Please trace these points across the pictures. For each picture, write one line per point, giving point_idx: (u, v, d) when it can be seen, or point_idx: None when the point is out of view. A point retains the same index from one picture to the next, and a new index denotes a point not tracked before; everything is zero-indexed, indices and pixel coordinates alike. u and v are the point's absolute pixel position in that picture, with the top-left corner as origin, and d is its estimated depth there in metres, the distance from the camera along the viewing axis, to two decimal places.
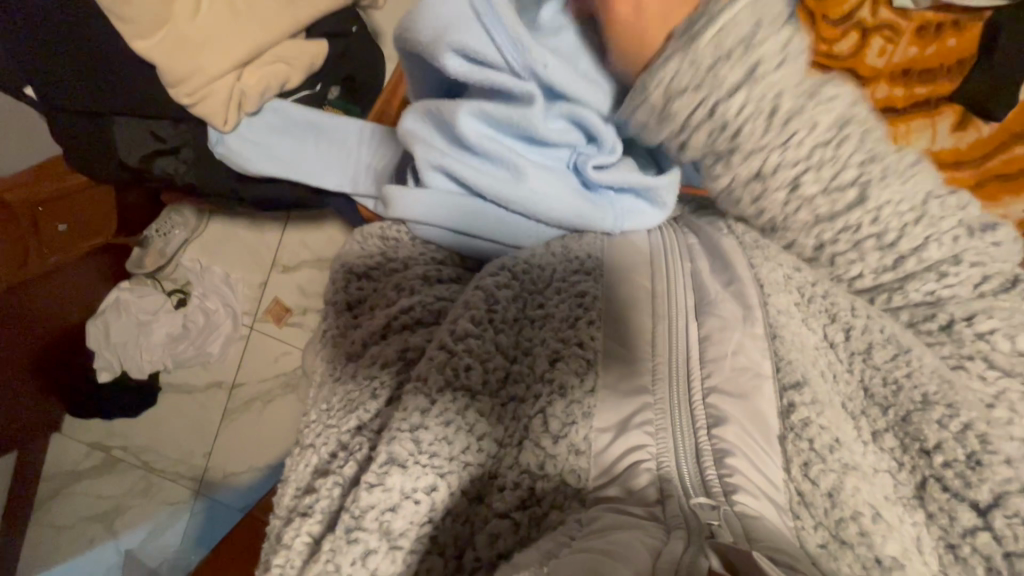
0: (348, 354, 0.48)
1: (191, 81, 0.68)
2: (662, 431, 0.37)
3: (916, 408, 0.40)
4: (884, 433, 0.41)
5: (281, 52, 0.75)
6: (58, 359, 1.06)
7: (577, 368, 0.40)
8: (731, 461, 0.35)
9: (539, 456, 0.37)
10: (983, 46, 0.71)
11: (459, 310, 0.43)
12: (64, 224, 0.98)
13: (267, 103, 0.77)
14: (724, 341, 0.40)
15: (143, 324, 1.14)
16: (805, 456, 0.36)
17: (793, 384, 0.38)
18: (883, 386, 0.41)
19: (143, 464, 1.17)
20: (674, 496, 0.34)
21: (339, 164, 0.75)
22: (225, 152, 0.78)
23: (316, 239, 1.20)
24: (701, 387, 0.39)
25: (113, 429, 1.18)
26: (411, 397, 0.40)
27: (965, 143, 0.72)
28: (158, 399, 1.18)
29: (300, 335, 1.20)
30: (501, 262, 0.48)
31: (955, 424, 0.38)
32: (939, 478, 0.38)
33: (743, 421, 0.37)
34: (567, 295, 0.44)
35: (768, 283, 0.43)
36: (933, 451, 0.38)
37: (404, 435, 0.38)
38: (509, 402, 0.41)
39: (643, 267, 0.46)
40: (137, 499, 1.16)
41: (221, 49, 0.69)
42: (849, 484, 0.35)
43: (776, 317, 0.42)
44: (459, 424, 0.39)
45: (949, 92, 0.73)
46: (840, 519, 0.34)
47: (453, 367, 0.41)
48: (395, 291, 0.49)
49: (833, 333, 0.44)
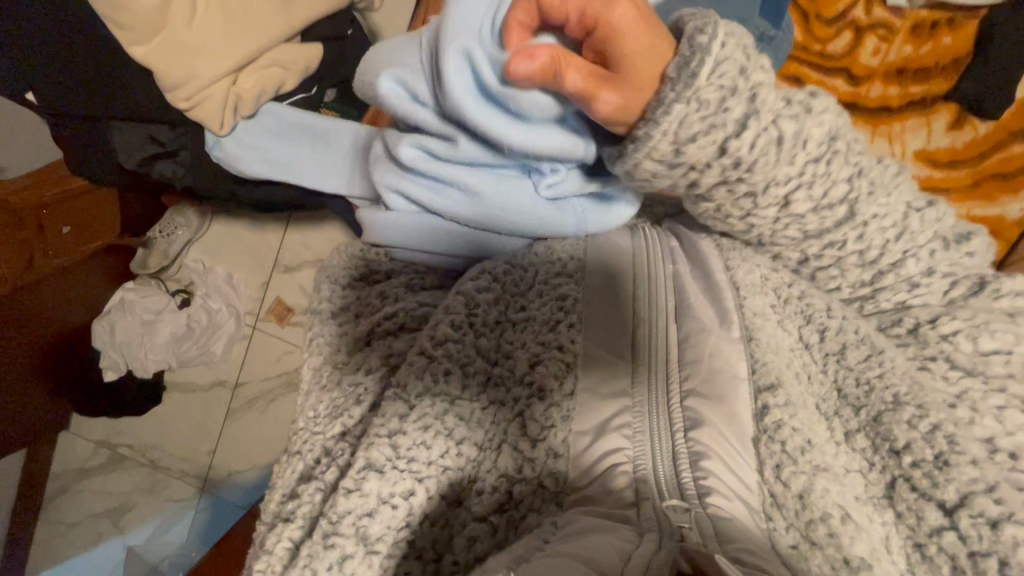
0: (341, 356, 0.49)
1: (186, 86, 0.69)
2: (639, 435, 0.37)
3: (887, 408, 0.40)
4: (857, 433, 0.41)
5: (275, 55, 0.76)
6: (64, 360, 1.08)
7: (556, 372, 0.40)
8: (706, 463, 0.35)
9: (517, 460, 0.38)
10: (978, 46, 0.70)
11: (440, 315, 0.44)
12: (68, 227, 1.03)
13: (263, 107, 0.78)
14: (701, 344, 0.40)
15: (147, 323, 1.15)
16: (778, 458, 0.37)
17: (767, 387, 0.39)
18: (856, 386, 0.42)
19: (148, 462, 1.19)
20: (648, 500, 0.34)
21: (332, 168, 0.75)
22: (222, 156, 0.79)
23: (317, 240, 1.21)
24: (679, 390, 0.39)
25: (120, 427, 1.19)
26: (391, 403, 0.40)
27: (961, 142, 0.72)
28: (164, 396, 1.20)
29: (301, 335, 1.21)
30: (483, 265, 0.47)
31: (924, 424, 0.39)
32: (907, 477, 0.38)
33: (718, 423, 0.37)
34: (549, 298, 0.45)
35: (744, 284, 0.44)
36: (903, 452, 0.39)
37: (382, 440, 0.38)
38: (489, 404, 0.41)
39: (625, 270, 0.46)
40: (143, 496, 1.18)
41: (216, 57, 0.70)
42: (819, 484, 0.36)
43: (752, 320, 0.42)
44: (437, 429, 0.39)
45: (944, 91, 0.72)
46: (810, 521, 0.35)
47: (434, 372, 0.41)
48: (381, 296, 0.50)
49: (807, 334, 0.45)
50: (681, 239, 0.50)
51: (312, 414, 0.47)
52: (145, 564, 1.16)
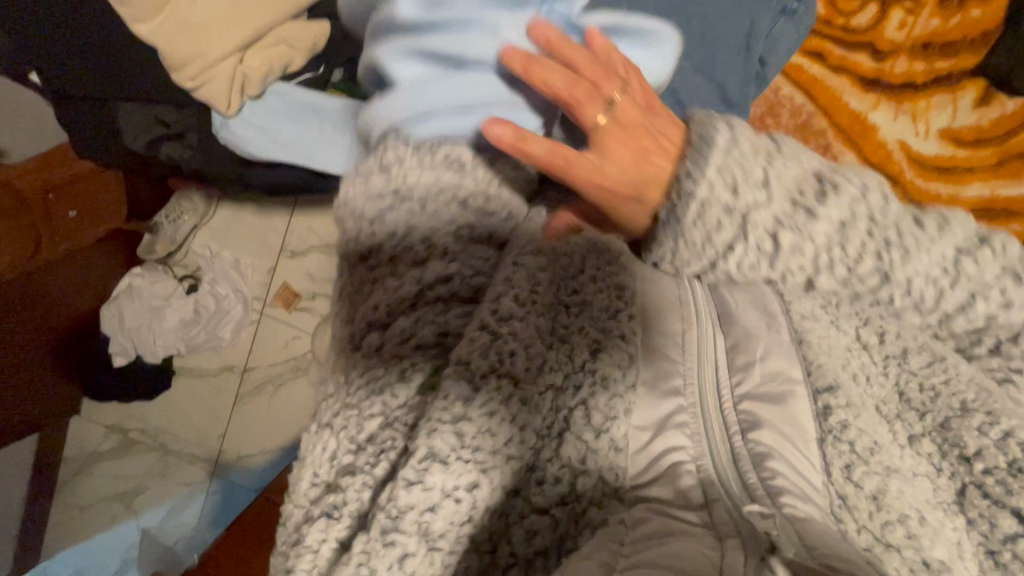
0: (374, 315, 0.36)
1: (192, 64, 0.67)
2: (697, 436, 0.35)
3: (955, 415, 0.40)
4: (922, 437, 0.41)
5: (284, 32, 0.74)
6: (75, 343, 1.09)
7: (620, 362, 0.36)
8: (773, 464, 0.33)
9: (581, 449, 0.34)
10: (1009, 17, 0.68)
11: (502, 286, 0.35)
12: (73, 211, 0.99)
13: (268, 87, 0.76)
14: (751, 349, 0.39)
15: (156, 309, 1.15)
16: (847, 458, 0.36)
17: (826, 387, 0.38)
18: (920, 392, 0.42)
19: (160, 446, 1.19)
20: (720, 500, 0.31)
21: (338, 146, 0.74)
22: (230, 138, 0.77)
23: (323, 224, 1.20)
24: (732, 394, 0.37)
25: (131, 412, 1.20)
26: (452, 384, 0.32)
27: (988, 119, 0.70)
28: (173, 382, 1.20)
29: (309, 320, 1.20)
30: (535, 232, 0.40)
31: (995, 431, 0.38)
32: (979, 484, 0.38)
33: (778, 424, 0.35)
34: (606, 285, 0.39)
35: (792, 288, 0.42)
36: (973, 459, 0.39)
37: (445, 428, 0.31)
38: (546, 390, 0.35)
39: (667, 270, 0.43)
40: (156, 479, 1.19)
41: (225, 33, 0.67)
42: (893, 485, 0.36)
43: (800, 323, 0.41)
44: (504, 416, 0.32)
45: (972, 65, 0.70)
46: (886, 522, 0.34)
47: (498, 352, 0.33)
48: (424, 247, 0.37)
49: (866, 335, 0.43)
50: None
51: (343, 381, 0.37)
52: (158, 545, 1.16)
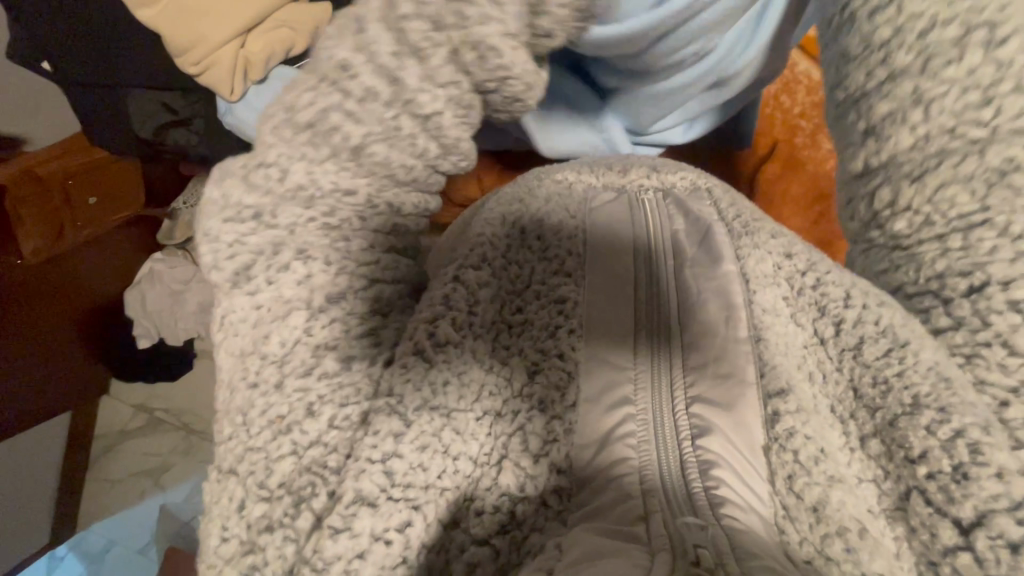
0: (263, 349, 0.27)
1: (197, 49, 0.68)
2: (645, 446, 0.31)
3: (903, 412, 0.31)
4: (870, 438, 0.32)
5: (284, 16, 0.73)
6: (100, 328, 1.13)
7: (558, 383, 0.33)
8: (717, 472, 0.30)
9: (518, 476, 0.30)
10: None
11: (441, 306, 0.30)
12: (94, 198, 1.00)
13: (272, 71, 0.74)
14: (706, 346, 0.35)
15: (177, 293, 1.13)
16: (788, 468, 0.31)
17: (778, 391, 0.32)
18: (872, 386, 0.33)
19: (183, 425, 1.23)
20: (658, 512, 0.28)
21: None
22: (234, 123, 0.77)
23: None
24: (684, 395, 0.33)
25: (156, 392, 1.24)
26: (382, 420, 0.27)
27: None
28: (194, 363, 1.23)
29: None
30: (482, 251, 0.35)
31: (944, 431, 0.29)
32: (923, 490, 0.29)
33: (728, 430, 0.32)
34: (547, 300, 0.36)
35: (753, 276, 0.37)
36: (918, 462, 0.30)
37: (375, 468, 0.26)
38: (484, 415, 0.30)
39: (631, 261, 0.39)
40: (180, 457, 1.21)
41: (224, 14, 0.68)
42: (836, 497, 0.30)
43: (761, 318, 0.35)
44: (434, 449, 0.27)
45: None
46: (825, 535, 0.29)
47: (432, 385, 0.28)
48: (305, 262, 0.27)
49: (823, 327, 0.36)
50: (691, 221, 0.41)
51: (243, 419, 0.27)
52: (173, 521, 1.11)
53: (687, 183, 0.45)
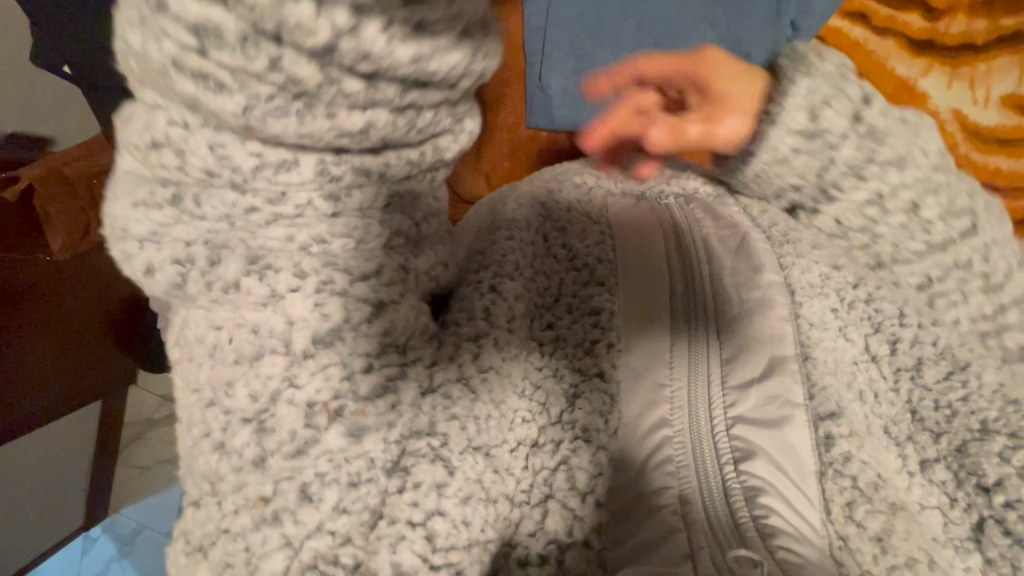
0: (228, 402, 0.25)
1: None
2: (684, 471, 0.31)
3: (974, 438, 0.36)
4: (935, 464, 0.36)
5: None
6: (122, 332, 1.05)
7: (601, 409, 0.33)
8: (766, 500, 0.30)
9: (567, 518, 0.29)
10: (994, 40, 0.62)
11: (483, 324, 0.32)
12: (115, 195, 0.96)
13: None
14: (751, 365, 0.34)
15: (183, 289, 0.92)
16: (848, 495, 0.32)
17: (828, 415, 0.34)
18: (935, 411, 0.38)
19: None
20: (705, 547, 0.28)
21: None
22: None
23: None
24: (724, 416, 0.33)
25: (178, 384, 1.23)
26: (423, 471, 0.26)
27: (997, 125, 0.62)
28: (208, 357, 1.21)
29: None
30: (515, 259, 0.36)
31: (1019, 457, 0.35)
32: (1000, 519, 0.33)
33: (774, 455, 0.31)
34: (580, 315, 0.37)
35: (800, 286, 0.39)
36: (992, 488, 0.34)
37: (415, 535, 0.25)
38: (518, 445, 0.30)
39: (661, 274, 0.39)
40: None
41: None
42: (901, 526, 0.31)
43: (808, 332, 0.37)
44: (479, 498, 0.27)
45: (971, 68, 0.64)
46: (894, 566, 0.30)
47: (475, 421, 0.28)
48: (263, 277, 0.24)
49: (876, 345, 0.40)
50: (720, 224, 0.43)
51: (212, 491, 0.26)
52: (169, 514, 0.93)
53: (712, 184, 0.48)
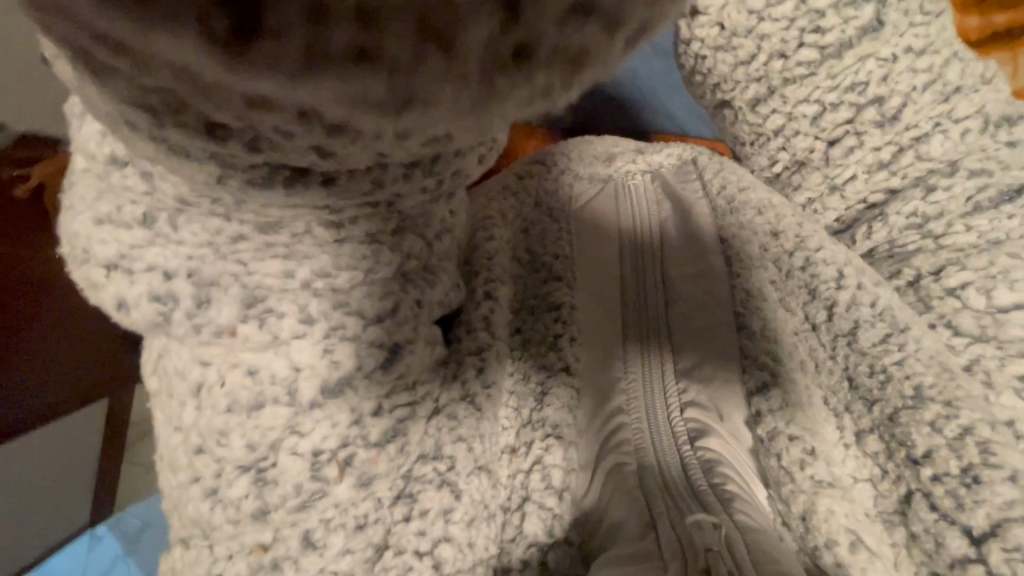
0: (221, 451, 0.22)
1: None
2: (642, 451, 0.31)
3: (906, 406, 0.28)
4: (868, 435, 0.29)
5: None
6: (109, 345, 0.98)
7: (569, 403, 0.32)
8: (722, 469, 0.30)
9: (546, 519, 0.29)
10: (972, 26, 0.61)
11: (484, 337, 0.30)
12: None
13: None
14: (700, 342, 0.35)
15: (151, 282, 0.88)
16: (775, 474, 0.29)
17: (760, 389, 0.32)
18: (869, 376, 0.30)
19: None
20: (664, 515, 0.28)
21: None
22: None
23: None
24: (677, 396, 0.33)
25: None
26: (431, 498, 0.25)
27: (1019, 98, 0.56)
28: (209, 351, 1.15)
29: None
30: (501, 260, 0.35)
31: (952, 428, 0.26)
32: (926, 494, 0.26)
33: (724, 431, 0.32)
34: (540, 313, 0.35)
35: (741, 261, 0.37)
36: (922, 461, 0.26)
37: (423, 565, 0.25)
38: (504, 450, 0.30)
39: (613, 269, 0.39)
40: None
41: None
42: (824, 506, 0.27)
43: (745, 304, 0.35)
44: (482, 516, 0.27)
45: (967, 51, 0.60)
46: (815, 547, 0.26)
47: (478, 438, 0.28)
48: (262, 320, 0.21)
49: (813, 312, 0.33)
50: (673, 209, 0.43)
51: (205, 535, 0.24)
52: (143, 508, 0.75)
53: (674, 160, 0.47)
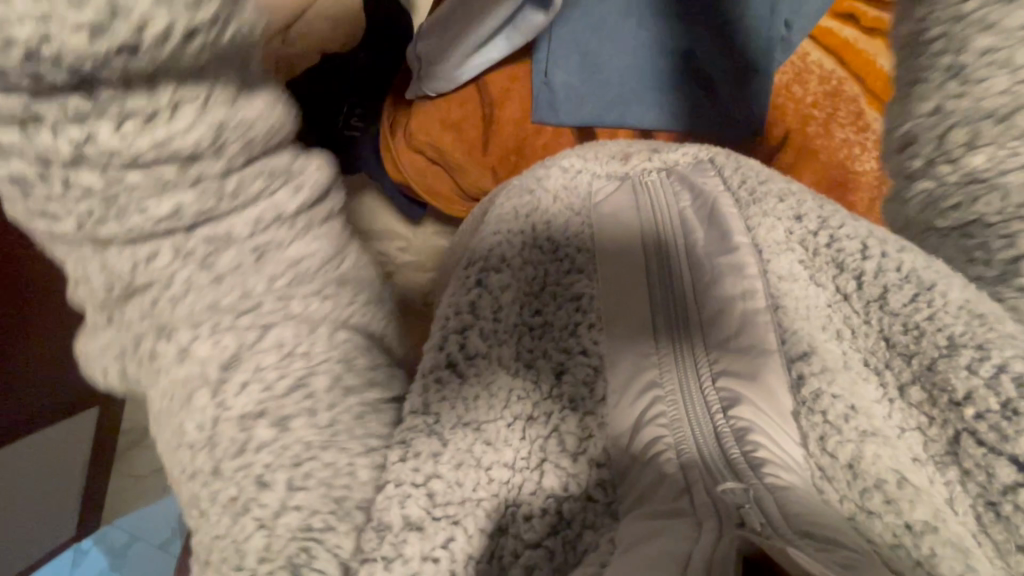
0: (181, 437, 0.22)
1: None
2: (678, 423, 0.31)
3: (941, 355, 0.27)
4: (911, 387, 0.29)
5: None
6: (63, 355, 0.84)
7: (585, 379, 0.33)
8: (755, 436, 0.30)
9: (562, 475, 0.29)
10: None
11: (467, 316, 0.31)
12: None
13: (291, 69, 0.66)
14: (727, 321, 0.34)
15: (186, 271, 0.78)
16: (820, 429, 0.29)
17: (800, 355, 0.31)
18: (904, 334, 0.29)
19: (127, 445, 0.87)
20: (698, 482, 0.28)
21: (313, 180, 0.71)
22: None
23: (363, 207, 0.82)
24: (709, 370, 0.33)
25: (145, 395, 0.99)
26: (421, 440, 0.26)
27: None
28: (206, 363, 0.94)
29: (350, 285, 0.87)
30: (500, 251, 0.35)
31: (986, 368, 0.26)
32: (972, 432, 0.26)
33: (757, 400, 0.31)
34: (564, 300, 0.36)
35: (767, 247, 0.36)
36: (962, 404, 0.26)
37: (419, 492, 0.24)
38: (516, 419, 0.30)
39: (639, 248, 0.39)
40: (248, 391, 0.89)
41: None
42: (871, 451, 0.28)
43: (777, 286, 0.35)
44: (468, 462, 0.27)
45: None
46: (863, 489, 0.27)
47: (463, 400, 0.29)
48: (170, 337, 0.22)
49: (844, 283, 0.32)
50: (695, 198, 0.41)
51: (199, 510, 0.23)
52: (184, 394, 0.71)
53: (690, 158, 0.45)
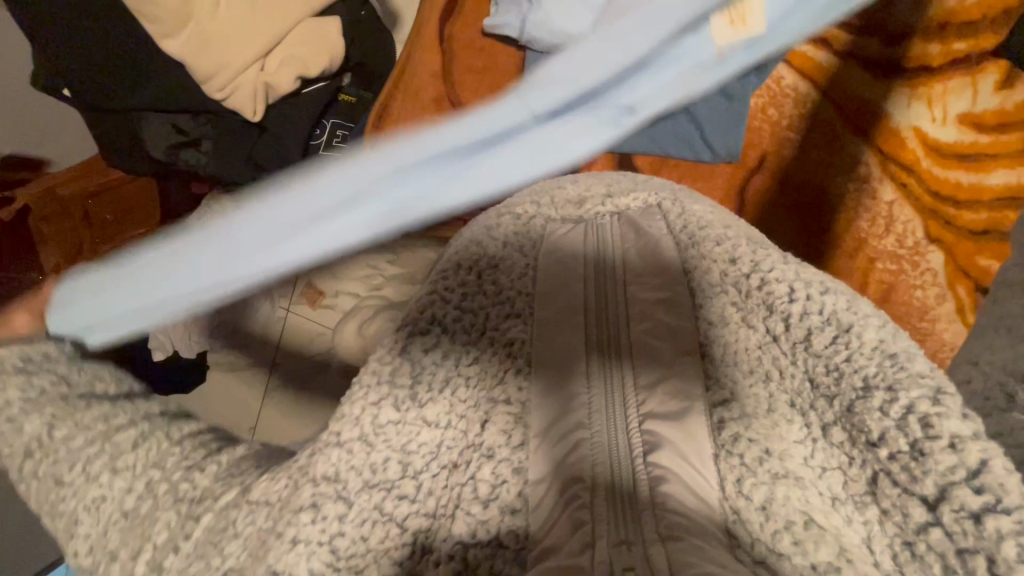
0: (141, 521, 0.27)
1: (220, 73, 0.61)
2: (598, 470, 0.31)
3: (857, 397, 0.29)
4: (833, 426, 0.31)
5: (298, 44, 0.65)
6: None
7: (506, 428, 0.34)
8: (666, 488, 0.30)
9: (470, 523, 0.31)
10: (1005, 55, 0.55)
11: (392, 357, 0.33)
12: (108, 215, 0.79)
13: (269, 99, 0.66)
14: (659, 367, 0.35)
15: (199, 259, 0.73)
16: (737, 471, 0.31)
17: (721, 401, 0.34)
18: (827, 374, 0.31)
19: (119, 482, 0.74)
20: (602, 538, 0.28)
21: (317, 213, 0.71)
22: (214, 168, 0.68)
23: None
24: (637, 413, 0.33)
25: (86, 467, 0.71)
26: (329, 502, 0.28)
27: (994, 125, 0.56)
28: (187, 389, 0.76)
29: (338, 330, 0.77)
30: (431, 311, 0.36)
31: (895, 410, 0.27)
32: (888, 472, 0.27)
33: (678, 444, 0.32)
34: (500, 346, 0.37)
35: (702, 288, 0.39)
36: (878, 444, 0.27)
37: (321, 547, 0.27)
38: (441, 468, 0.32)
39: (581, 290, 0.40)
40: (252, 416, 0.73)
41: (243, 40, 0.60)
42: (781, 492, 0.30)
43: (709, 331, 0.37)
44: (376, 516, 0.29)
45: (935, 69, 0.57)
46: (774, 531, 0.29)
47: (372, 464, 0.30)
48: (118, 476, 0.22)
49: (773, 325, 0.34)
50: (641, 237, 0.42)
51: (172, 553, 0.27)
52: None
53: (640, 203, 0.45)
